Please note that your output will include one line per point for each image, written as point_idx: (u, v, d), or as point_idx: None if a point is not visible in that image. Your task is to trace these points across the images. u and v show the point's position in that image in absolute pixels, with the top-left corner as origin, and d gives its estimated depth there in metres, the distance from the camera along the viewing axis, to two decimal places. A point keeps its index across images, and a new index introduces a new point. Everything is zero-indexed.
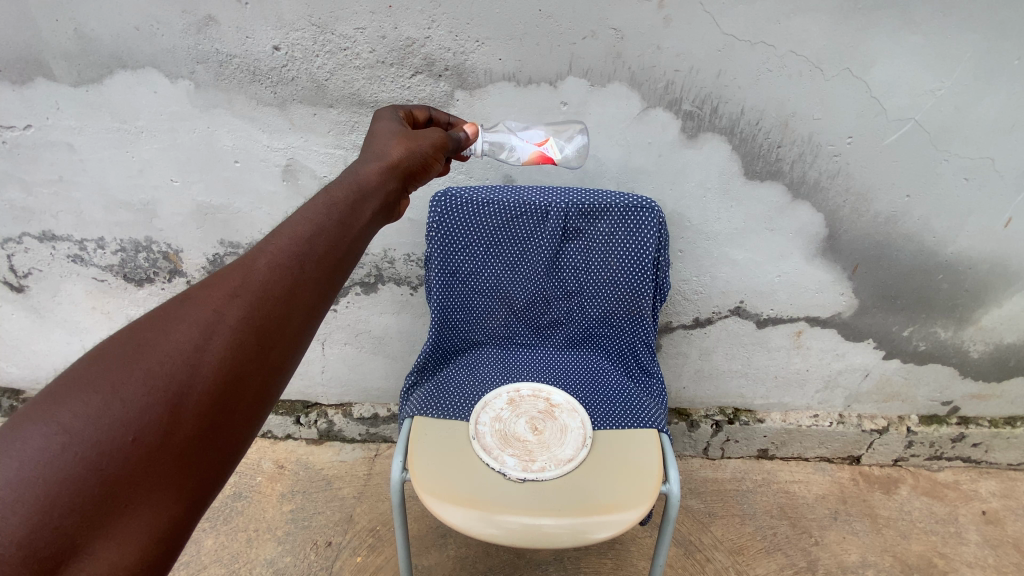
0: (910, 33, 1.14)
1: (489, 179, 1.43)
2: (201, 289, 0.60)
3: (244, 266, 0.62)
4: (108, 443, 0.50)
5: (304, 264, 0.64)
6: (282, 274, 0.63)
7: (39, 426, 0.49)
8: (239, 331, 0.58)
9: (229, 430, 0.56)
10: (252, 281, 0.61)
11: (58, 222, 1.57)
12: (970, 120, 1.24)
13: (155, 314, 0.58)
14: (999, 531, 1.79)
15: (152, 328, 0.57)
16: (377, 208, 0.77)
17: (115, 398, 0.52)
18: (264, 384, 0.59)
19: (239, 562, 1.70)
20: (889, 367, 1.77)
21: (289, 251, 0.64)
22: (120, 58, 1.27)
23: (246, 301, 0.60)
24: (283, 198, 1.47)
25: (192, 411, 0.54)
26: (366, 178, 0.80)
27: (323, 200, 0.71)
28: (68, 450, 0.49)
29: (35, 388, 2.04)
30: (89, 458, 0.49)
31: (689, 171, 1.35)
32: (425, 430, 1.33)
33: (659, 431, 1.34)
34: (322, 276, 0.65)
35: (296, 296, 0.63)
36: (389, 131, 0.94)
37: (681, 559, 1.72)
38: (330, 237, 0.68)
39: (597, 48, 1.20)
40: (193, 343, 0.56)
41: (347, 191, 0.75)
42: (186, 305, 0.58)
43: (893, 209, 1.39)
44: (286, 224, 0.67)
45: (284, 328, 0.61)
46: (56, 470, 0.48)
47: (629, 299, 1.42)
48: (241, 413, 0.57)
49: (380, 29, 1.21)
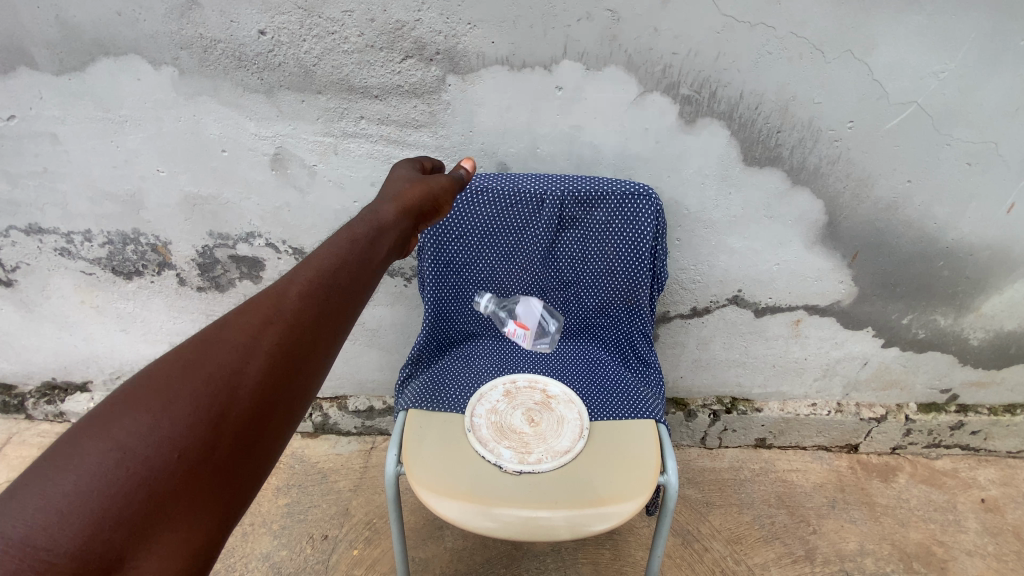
0: (914, 14, 1.11)
1: (484, 167, 1.39)
2: (239, 313, 0.62)
3: (277, 294, 0.64)
4: (157, 460, 0.52)
5: (333, 293, 0.67)
6: (314, 301, 0.65)
7: (97, 443, 0.51)
8: (273, 355, 0.61)
9: (263, 450, 0.58)
10: (286, 308, 0.63)
11: (43, 215, 1.54)
12: (973, 103, 1.22)
13: (197, 337, 0.60)
14: (998, 518, 1.79)
15: (195, 350, 0.59)
16: (394, 242, 0.80)
17: (164, 418, 0.53)
18: (294, 406, 0.61)
19: (234, 556, 1.68)
20: (888, 354, 1.75)
21: (318, 279, 0.67)
22: (101, 43, 1.23)
23: (281, 326, 0.62)
24: (273, 187, 1.44)
25: (231, 430, 0.56)
26: (384, 217, 0.82)
27: (346, 233, 0.75)
28: (122, 465, 0.50)
29: (26, 383, 2.02)
30: (140, 473, 0.51)
31: (687, 156, 1.33)
32: (420, 422, 1.32)
33: (656, 421, 1.32)
34: (349, 303, 0.68)
35: (325, 321, 0.65)
36: (402, 172, 0.96)
37: (679, 549, 1.71)
38: (355, 266, 0.71)
39: (592, 30, 1.16)
40: (234, 365, 0.58)
41: (367, 228, 0.78)
42: (228, 329, 0.60)
43: (894, 196, 1.37)
44: (315, 252, 0.70)
45: (313, 352, 0.64)
46: (110, 485, 0.49)
47: (626, 288, 1.39)
48: (273, 433, 0.59)
49: (369, 11, 1.17)
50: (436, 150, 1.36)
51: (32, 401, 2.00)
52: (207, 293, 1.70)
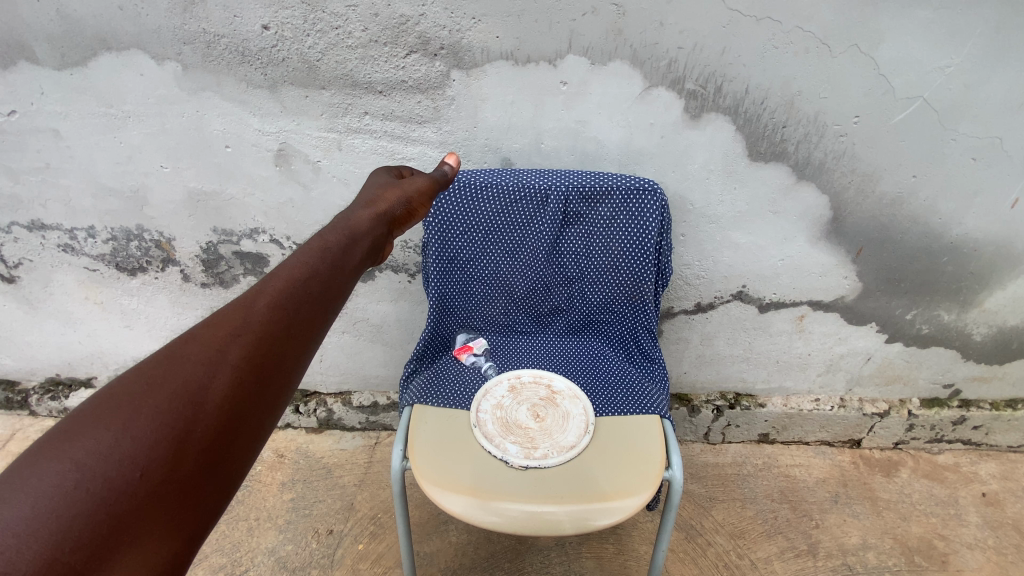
0: (920, 8, 1.10)
1: (488, 162, 1.39)
2: (204, 329, 0.62)
3: (245, 307, 0.65)
4: (118, 479, 0.50)
5: (300, 306, 0.68)
6: (281, 315, 0.66)
7: (55, 463, 0.49)
8: (240, 369, 0.60)
9: (227, 467, 0.57)
10: (252, 322, 0.64)
11: (46, 211, 1.54)
12: (979, 97, 1.21)
13: (161, 355, 0.60)
14: (999, 513, 1.79)
15: (160, 367, 0.58)
16: (366, 251, 0.83)
17: (126, 435, 0.52)
18: (261, 421, 0.61)
19: (239, 551, 1.69)
20: (892, 349, 1.75)
21: (286, 292, 0.68)
22: (104, 39, 1.22)
23: (247, 341, 0.63)
24: (277, 183, 1.44)
25: (196, 447, 0.55)
26: (357, 223, 0.86)
27: (316, 245, 0.77)
28: (82, 485, 0.49)
29: (31, 379, 2.03)
30: (100, 493, 0.49)
31: (691, 152, 1.32)
32: (425, 418, 1.32)
33: (661, 417, 1.32)
34: (317, 316, 0.69)
35: (292, 334, 0.66)
36: (377, 183, 1.00)
37: (682, 543, 1.72)
38: (322, 280, 0.72)
39: (597, 24, 1.16)
40: (199, 380, 0.58)
41: (339, 237, 0.80)
42: (191, 346, 0.60)
43: (899, 190, 1.36)
44: (282, 268, 0.71)
45: (280, 366, 0.64)
46: (70, 505, 0.48)
47: (631, 284, 1.39)
48: (238, 448, 0.58)
49: (372, 6, 1.16)
50: (440, 146, 1.35)
51: (37, 397, 2.00)
52: (211, 289, 1.70)
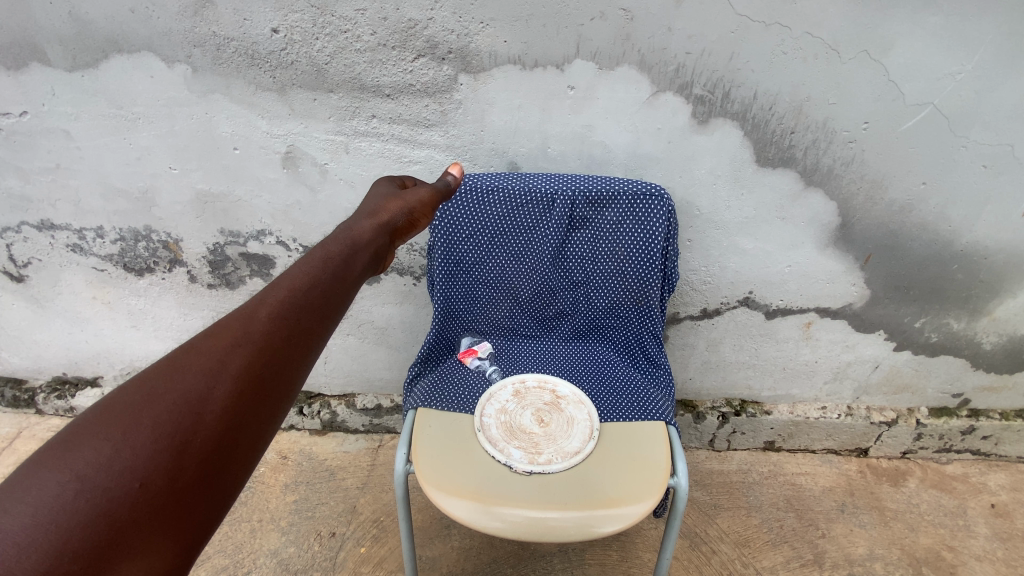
0: (931, 14, 1.09)
1: (494, 166, 1.39)
2: (204, 339, 0.62)
3: (246, 317, 0.65)
4: (117, 489, 0.50)
5: (301, 316, 0.68)
6: (282, 326, 0.66)
7: (55, 474, 0.49)
8: (241, 379, 0.60)
9: (223, 477, 0.56)
10: (253, 332, 0.64)
11: (56, 211, 1.55)
12: (990, 104, 1.20)
13: (162, 365, 0.60)
14: (1009, 524, 1.76)
15: (161, 377, 0.58)
16: (368, 261, 0.83)
17: (125, 447, 0.52)
18: (259, 431, 0.60)
19: (242, 552, 1.69)
20: (900, 358, 1.74)
21: (287, 303, 0.68)
22: (115, 41, 1.24)
23: (248, 351, 0.62)
24: (284, 185, 1.45)
25: (195, 456, 0.55)
26: (359, 233, 0.86)
27: (319, 255, 0.77)
28: (82, 495, 0.49)
29: (38, 379, 2.04)
30: (99, 503, 0.49)
31: (699, 157, 1.32)
32: (427, 423, 1.31)
33: (666, 423, 1.32)
34: (318, 326, 0.69)
35: (292, 344, 0.66)
36: (380, 192, 1.00)
37: (686, 551, 1.70)
38: (324, 289, 0.72)
39: (606, 30, 1.16)
40: (199, 391, 0.58)
41: (342, 246, 0.80)
42: (191, 356, 0.60)
43: (909, 198, 1.35)
44: (284, 278, 0.71)
45: (280, 375, 0.64)
46: (69, 515, 0.48)
47: (637, 289, 1.38)
48: (235, 459, 0.58)
49: (381, 11, 1.17)
50: (447, 149, 1.36)
51: (43, 396, 2.02)
52: (217, 290, 1.71)
